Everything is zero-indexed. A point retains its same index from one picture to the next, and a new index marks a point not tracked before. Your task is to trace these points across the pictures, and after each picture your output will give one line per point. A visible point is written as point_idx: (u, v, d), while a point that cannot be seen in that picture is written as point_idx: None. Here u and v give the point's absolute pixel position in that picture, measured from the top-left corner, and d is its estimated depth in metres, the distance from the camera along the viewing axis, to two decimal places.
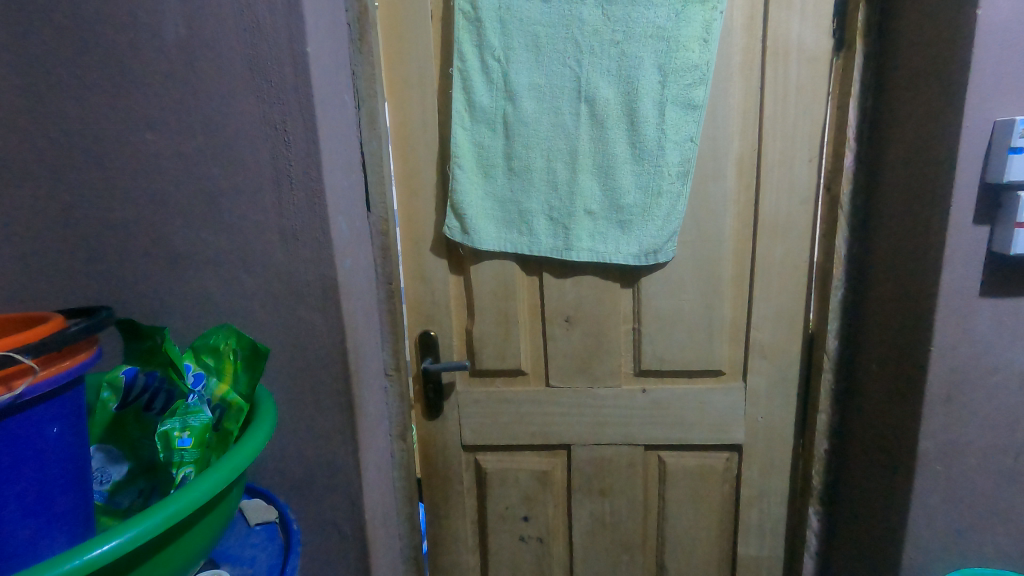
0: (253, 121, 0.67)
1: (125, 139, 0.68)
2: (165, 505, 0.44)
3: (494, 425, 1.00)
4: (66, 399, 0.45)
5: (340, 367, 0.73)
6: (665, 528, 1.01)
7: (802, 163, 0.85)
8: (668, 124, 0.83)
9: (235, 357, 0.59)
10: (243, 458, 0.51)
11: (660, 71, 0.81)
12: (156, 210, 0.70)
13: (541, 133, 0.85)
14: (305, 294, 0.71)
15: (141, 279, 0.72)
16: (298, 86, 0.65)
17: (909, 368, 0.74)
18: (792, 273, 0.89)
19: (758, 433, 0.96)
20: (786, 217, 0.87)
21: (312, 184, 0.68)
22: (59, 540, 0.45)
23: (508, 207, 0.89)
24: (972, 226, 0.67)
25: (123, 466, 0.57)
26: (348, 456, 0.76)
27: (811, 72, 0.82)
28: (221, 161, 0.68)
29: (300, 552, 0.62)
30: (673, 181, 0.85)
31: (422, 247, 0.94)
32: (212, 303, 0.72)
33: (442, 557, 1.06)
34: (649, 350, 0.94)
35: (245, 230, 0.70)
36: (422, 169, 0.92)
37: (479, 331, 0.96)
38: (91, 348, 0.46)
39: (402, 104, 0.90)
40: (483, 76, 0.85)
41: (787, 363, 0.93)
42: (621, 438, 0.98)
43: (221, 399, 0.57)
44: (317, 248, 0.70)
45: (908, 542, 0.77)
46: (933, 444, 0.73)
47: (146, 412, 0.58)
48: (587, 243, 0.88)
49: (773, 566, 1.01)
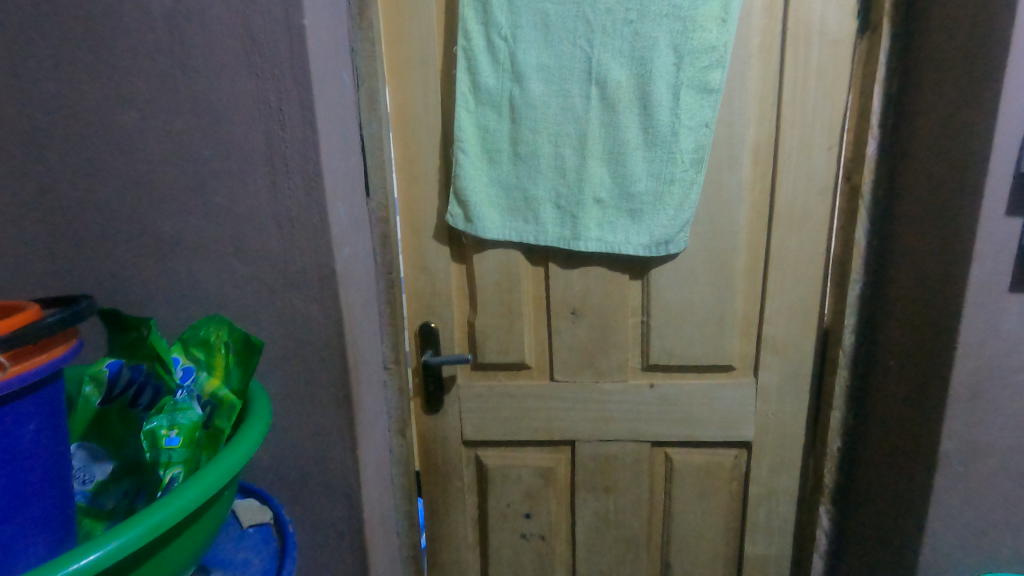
0: (246, 100, 0.63)
1: (106, 116, 0.63)
2: (150, 514, 0.41)
3: (496, 420, 0.96)
4: (42, 396, 0.41)
5: (338, 361, 0.69)
6: (670, 526, 0.99)
7: (821, 151, 0.82)
8: (683, 109, 0.79)
9: (225, 351, 0.55)
10: (235, 461, 0.48)
11: (676, 52, 0.77)
12: (141, 193, 0.65)
13: (549, 116, 0.81)
14: (301, 284, 0.67)
15: (126, 267, 0.67)
16: (294, 63, 0.61)
17: (933, 366, 0.71)
18: (807, 266, 0.86)
19: (768, 430, 0.93)
20: (803, 207, 0.84)
21: (308, 167, 0.64)
22: (38, 549, 0.41)
23: (513, 194, 0.85)
24: (1004, 218, 0.64)
25: (108, 466, 0.54)
26: (346, 453, 0.73)
27: (833, 55, 0.79)
28: (211, 140, 0.64)
29: (296, 556, 0.59)
30: (687, 169, 0.81)
31: (423, 236, 0.90)
32: (201, 292, 0.68)
33: (441, 556, 1.03)
34: (658, 344, 0.91)
35: (237, 215, 0.66)
36: (424, 154, 0.87)
37: (481, 324, 0.92)
38: (70, 341, 0.43)
39: (404, 85, 0.85)
40: (489, 56, 0.80)
41: (799, 359, 0.90)
42: (627, 434, 0.95)
43: (211, 396, 0.54)
44: (314, 235, 0.66)
45: (926, 545, 0.74)
46: (954, 445, 0.71)
47: (132, 408, 0.53)
48: (596, 232, 0.85)
49: (780, 565, 0.99)
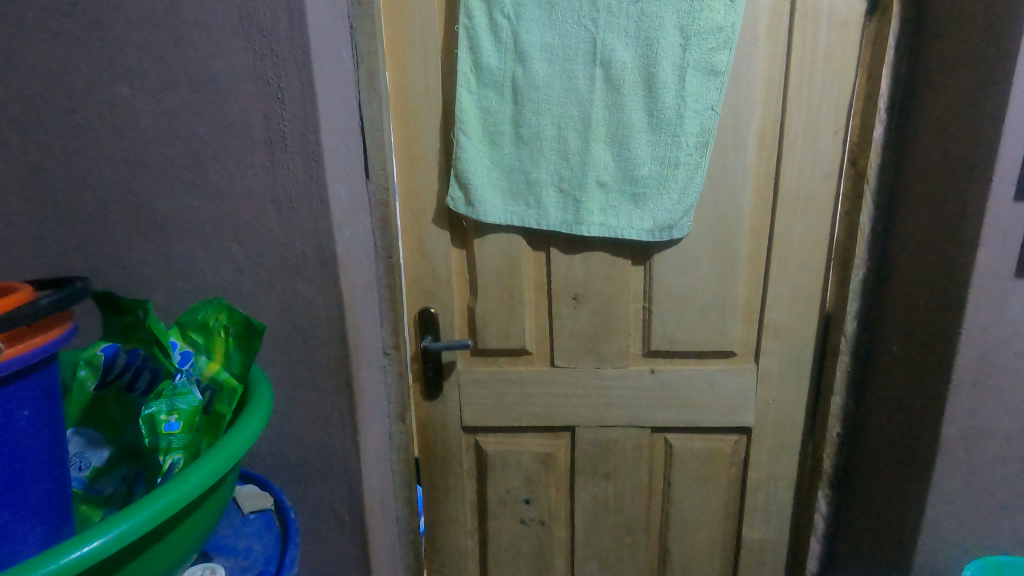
0: (245, 76, 0.61)
1: (97, 91, 0.61)
2: (156, 498, 0.40)
3: (496, 406, 0.96)
4: (36, 380, 0.39)
5: (339, 345, 0.68)
6: (669, 511, 0.99)
7: (827, 135, 0.81)
8: (689, 91, 0.78)
9: (225, 335, 0.54)
10: (240, 445, 0.47)
11: (682, 33, 0.76)
12: (135, 172, 0.63)
13: (552, 97, 0.80)
14: (301, 267, 0.66)
15: (119, 248, 0.65)
16: (294, 38, 0.59)
17: (936, 351, 0.71)
18: (811, 251, 0.85)
19: (768, 415, 0.93)
20: (808, 192, 0.83)
21: (309, 146, 0.62)
22: (36, 536, 0.40)
23: (516, 178, 0.84)
24: (1013, 203, 0.64)
25: (104, 452, 0.52)
26: (347, 439, 0.72)
27: (842, 37, 0.77)
28: (207, 118, 0.62)
29: (299, 542, 0.58)
30: (692, 153, 0.80)
31: (423, 219, 0.89)
32: (198, 275, 0.66)
33: (440, 541, 1.03)
34: (659, 330, 0.90)
35: (235, 196, 0.64)
36: (424, 136, 0.86)
37: (482, 309, 0.91)
38: (64, 323, 0.41)
39: (404, 65, 0.83)
40: (492, 35, 0.79)
41: (801, 345, 0.90)
42: (628, 420, 0.95)
43: (211, 380, 0.52)
44: (314, 217, 0.64)
45: (924, 528, 0.75)
46: (956, 430, 0.71)
47: (128, 393, 0.53)
48: (599, 217, 0.84)
49: (777, 549, 1.00)
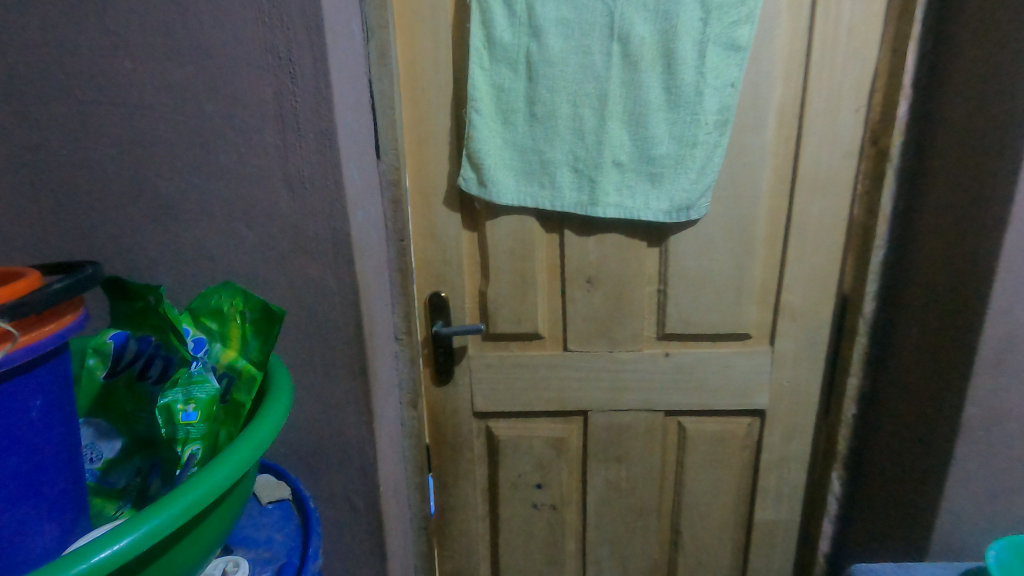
0: (254, 50, 0.58)
1: (100, 66, 0.58)
2: (183, 493, 0.38)
3: (508, 391, 0.95)
4: (47, 370, 0.37)
5: (354, 331, 0.66)
6: (682, 493, 0.99)
7: (848, 113, 0.79)
8: (708, 67, 0.76)
9: (241, 321, 0.51)
10: (265, 434, 0.45)
11: (703, 6, 0.74)
12: (139, 152, 0.60)
13: (568, 74, 0.77)
14: (315, 250, 0.64)
15: (125, 231, 0.63)
16: (305, 9, 0.56)
17: (960, 332, 0.71)
18: (829, 231, 0.84)
19: (782, 398, 0.93)
20: (827, 172, 0.82)
21: (322, 124, 0.60)
22: (51, 531, 0.38)
23: (529, 157, 0.81)
24: None
25: (116, 442, 0.50)
26: (361, 427, 0.70)
27: (865, 12, 0.76)
28: (215, 95, 0.59)
29: (321, 533, 0.56)
30: (711, 131, 0.78)
31: (433, 201, 0.86)
32: (207, 259, 0.64)
33: (451, 527, 1.02)
34: (674, 313, 0.89)
35: (245, 177, 0.62)
36: (435, 115, 0.83)
37: (493, 293, 0.90)
38: (76, 310, 0.39)
39: (414, 40, 0.80)
40: (505, 9, 0.76)
41: (817, 327, 0.89)
42: (640, 404, 0.94)
43: (229, 367, 0.50)
44: (329, 198, 0.62)
45: (942, 509, 0.75)
46: (977, 410, 0.70)
47: (140, 381, 0.51)
48: (614, 198, 0.82)
49: (788, 530, 1.00)
